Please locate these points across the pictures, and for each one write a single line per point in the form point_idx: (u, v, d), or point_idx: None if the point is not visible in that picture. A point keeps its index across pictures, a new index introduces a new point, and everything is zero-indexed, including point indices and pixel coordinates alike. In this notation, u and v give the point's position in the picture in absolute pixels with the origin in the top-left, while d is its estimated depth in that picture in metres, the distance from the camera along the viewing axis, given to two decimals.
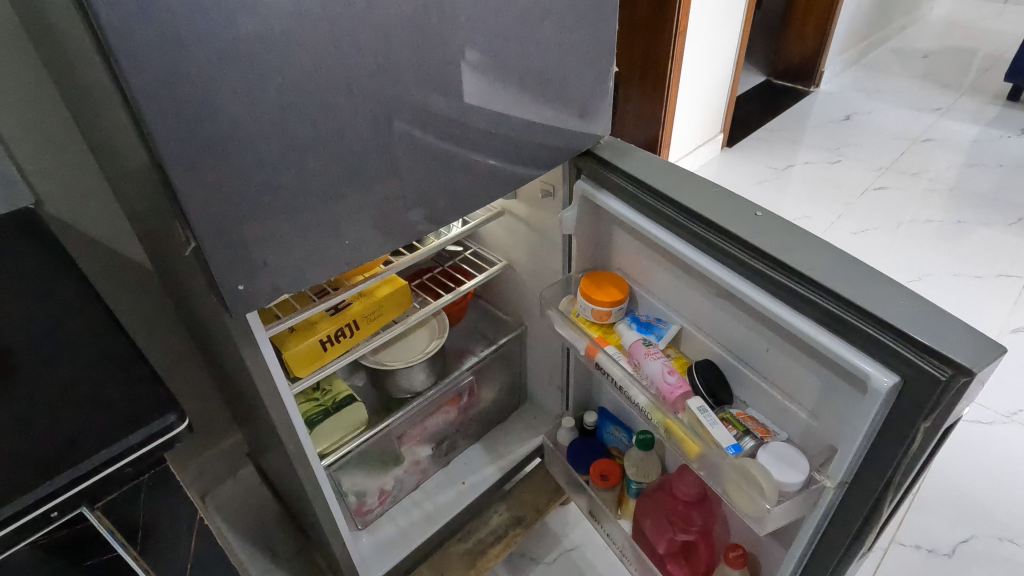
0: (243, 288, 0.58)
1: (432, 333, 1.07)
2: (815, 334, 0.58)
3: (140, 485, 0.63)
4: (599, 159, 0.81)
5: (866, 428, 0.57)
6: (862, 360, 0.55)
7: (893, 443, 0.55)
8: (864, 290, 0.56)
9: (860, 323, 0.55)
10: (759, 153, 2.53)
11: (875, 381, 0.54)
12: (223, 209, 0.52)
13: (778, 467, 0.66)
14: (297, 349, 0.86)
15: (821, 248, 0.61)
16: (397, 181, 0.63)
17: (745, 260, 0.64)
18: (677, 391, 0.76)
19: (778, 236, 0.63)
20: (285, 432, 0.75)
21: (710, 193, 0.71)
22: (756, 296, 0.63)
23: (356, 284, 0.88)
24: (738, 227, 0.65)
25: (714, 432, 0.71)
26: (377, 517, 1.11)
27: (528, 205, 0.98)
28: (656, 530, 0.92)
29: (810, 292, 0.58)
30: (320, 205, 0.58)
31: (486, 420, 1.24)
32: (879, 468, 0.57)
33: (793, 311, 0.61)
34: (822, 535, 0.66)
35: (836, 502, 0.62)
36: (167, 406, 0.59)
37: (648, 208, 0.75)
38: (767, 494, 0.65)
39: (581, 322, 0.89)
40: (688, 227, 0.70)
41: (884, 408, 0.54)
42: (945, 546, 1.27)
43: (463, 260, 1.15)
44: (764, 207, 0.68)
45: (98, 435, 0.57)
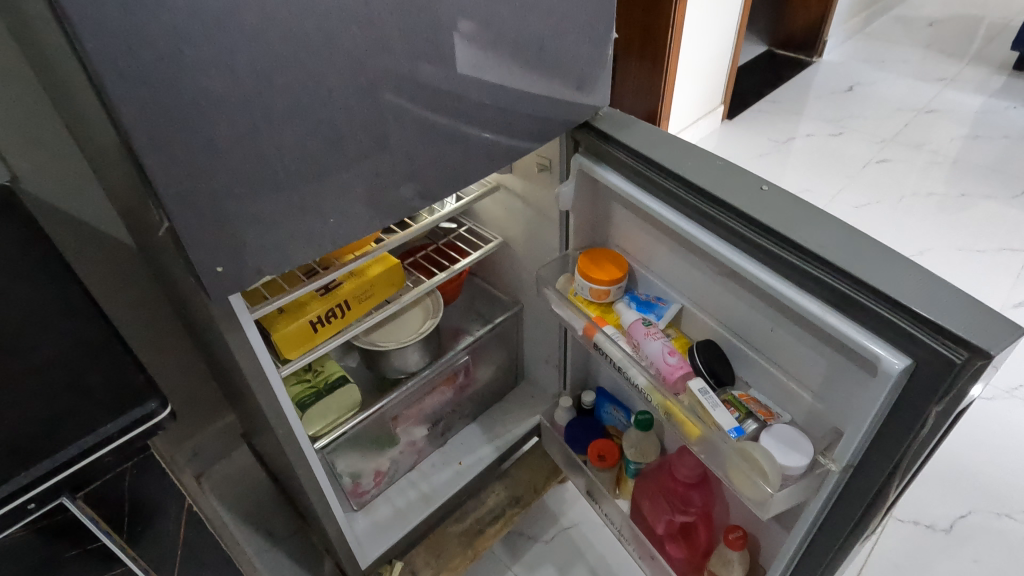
0: (222, 270, 0.54)
1: (427, 313, 1.04)
2: (822, 315, 0.56)
3: (125, 472, 0.62)
4: (597, 131, 0.77)
5: (874, 411, 0.55)
6: (872, 341, 0.53)
7: (903, 427, 0.53)
8: (876, 269, 0.53)
9: (871, 303, 0.52)
10: (760, 126, 2.48)
11: (885, 364, 0.51)
12: (200, 186, 0.49)
13: (781, 449, 0.65)
14: (286, 332, 0.83)
15: (831, 223, 0.58)
16: (386, 156, 0.60)
17: (750, 236, 0.61)
18: (678, 372, 0.74)
19: (785, 211, 0.60)
20: (275, 417, 0.73)
21: (714, 167, 0.68)
22: (761, 274, 0.61)
23: (347, 263, 0.85)
24: (743, 202, 0.62)
25: (715, 415, 0.69)
26: (373, 498, 1.10)
27: (524, 180, 0.95)
28: (654, 510, 0.91)
29: (818, 270, 0.56)
30: (304, 181, 0.55)
31: (482, 399, 1.23)
32: (886, 451, 0.55)
33: (800, 290, 0.58)
34: (823, 518, 0.65)
35: (840, 485, 0.61)
36: (150, 392, 0.59)
37: (649, 183, 0.72)
38: (770, 479, 0.63)
39: (578, 301, 0.86)
40: (691, 201, 0.67)
41: (893, 391, 0.52)
42: (943, 522, 1.27)
43: (457, 237, 1.11)
44: (770, 180, 0.65)
45: (80, 421, 0.56)
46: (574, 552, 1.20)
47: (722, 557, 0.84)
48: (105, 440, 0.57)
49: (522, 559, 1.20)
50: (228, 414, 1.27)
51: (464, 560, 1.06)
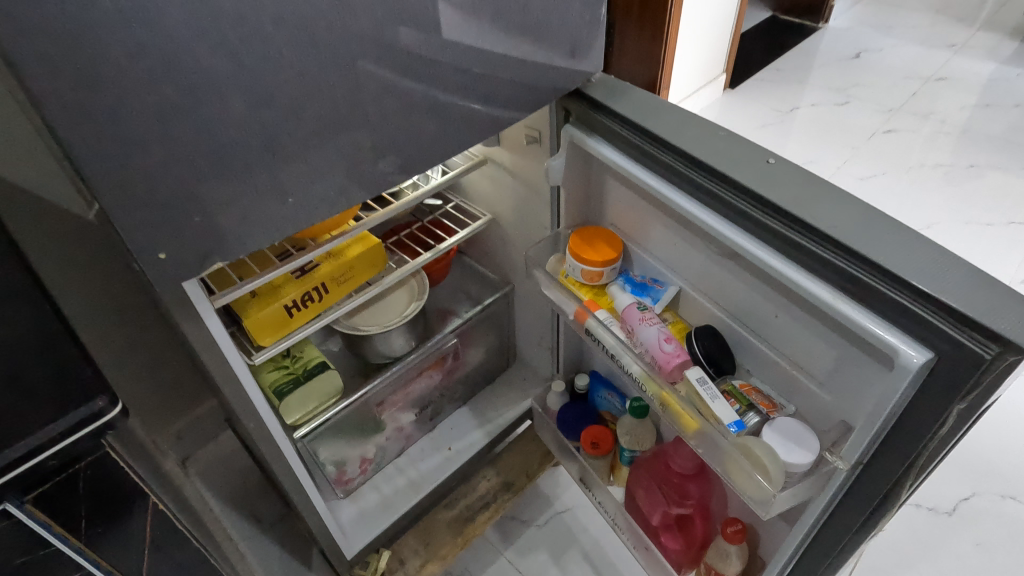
0: (165, 256, 0.48)
1: (412, 294, 0.99)
2: (833, 302, 0.51)
3: (78, 473, 0.57)
4: (588, 99, 0.71)
5: (888, 408, 0.50)
6: (889, 332, 0.48)
7: (921, 425, 0.49)
8: (896, 252, 0.48)
9: (890, 290, 0.47)
10: (764, 95, 2.39)
11: (903, 357, 0.46)
12: (138, 164, 0.43)
13: (785, 446, 0.61)
14: (259, 317, 0.78)
15: (845, 200, 0.53)
16: (357, 130, 0.54)
17: (755, 215, 0.56)
18: (675, 360, 0.68)
19: (795, 188, 0.55)
20: (245, 410, 0.68)
21: (716, 137, 0.62)
22: (764, 256, 0.55)
23: (323, 244, 0.80)
24: (748, 177, 0.56)
25: (715, 408, 0.64)
26: (360, 486, 1.06)
27: (512, 153, 0.89)
28: (648, 502, 0.88)
29: (830, 253, 0.51)
30: (262, 158, 0.49)
31: (472, 382, 1.19)
32: (901, 450, 0.51)
33: (809, 275, 0.53)
34: (829, 515, 0.61)
35: (847, 484, 0.57)
36: (96, 388, 0.53)
37: (643, 156, 0.66)
38: (773, 478, 0.59)
39: (570, 283, 0.81)
40: (690, 176, 0.61)
41: (911, 387, 0.48)
42: (946, 504, 1.24)
43: (443, 214, 1.05)
44: (777, 152, 0.59)
45: (16, 423, 0.50)
46: (567, 537, 1.18)
47: (720, 550, 0.80)
48: (48, 441, 0.52)
49: (514, 544, 1.18)
50: (211, 398, 1.23)
51: (453, 548, 1.03)
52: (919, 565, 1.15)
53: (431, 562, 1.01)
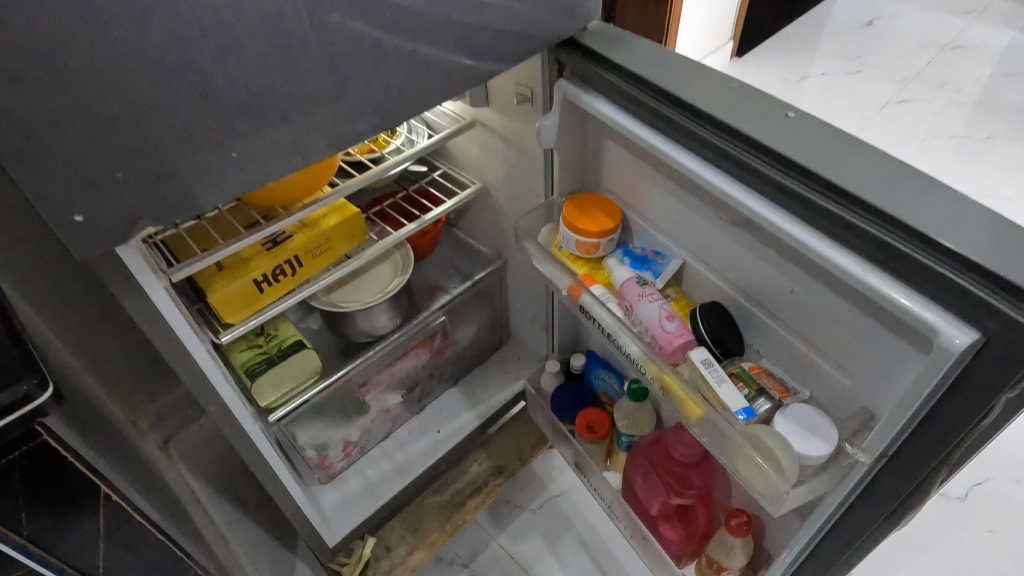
0: (82, 219, 0.41)
1: (396, 268, 0.92)
2: (860, 274, 0.44)
3: (12, 463, 0.52)
4: (584, 49, 0.64)
5: (920, 396, 0.44)
6: (925, 308, 0.42)
7: (961, 416, 0.43)
8: (939, 218, 0.42)
9: (930, 260, 0.41)
10: (772, 63, 2.28)
11: (942, 338, 0.40)
12: (47, 110, 0.36)
13: (799, 436, 0.55)
14: (226, 293, 0.72)
15: (878, 161, 0.47)
16: (325, 85, 0.47)
17: (772, 177, 0.49)
18: (678, 340, 0.63)
19: (819, 146, 0.48)
20: (208, 393, 0.63)
21: (728, 91, 0.55)
22: (780, 222, 0.49)
23: (295, 213, 0.73)
24: (764, 134, 0.50)
25: (722, 393, 0.58)
26: (343, 470, 1.01)
27: (502, 114, 0.82)
28: (646, 491, 0.83)
29: (859, 220, 0.44)
30: (209, 113, 0.42)
31: (463, 361, 1.13)
32: (933, 443, 0.45)
33: (833, 244, 0.46)
34: (845, 509, 0.56)
35: (868, 477, 0.51)
36: (22, 370, 0.47)
37: (644, 112, 0.59)
38: (786, 474, 0.54)
39: (563, 256, 0.74)
40: (697, 133, 0.54)
41: (949, 373, 0.42)
42: (957, 490, 1.19)
43: (430, 183, 0.98)
44: (797, 106, 0.53)
45: None
46: (563, 522, 1.13)
47: (722, 541, 0.77)
48: None
49: (508, 528, 1.13)
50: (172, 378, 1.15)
51: (442, 535, 0.98)
52: (931, 554, 1.10)
53: (420, 549, 0.97)
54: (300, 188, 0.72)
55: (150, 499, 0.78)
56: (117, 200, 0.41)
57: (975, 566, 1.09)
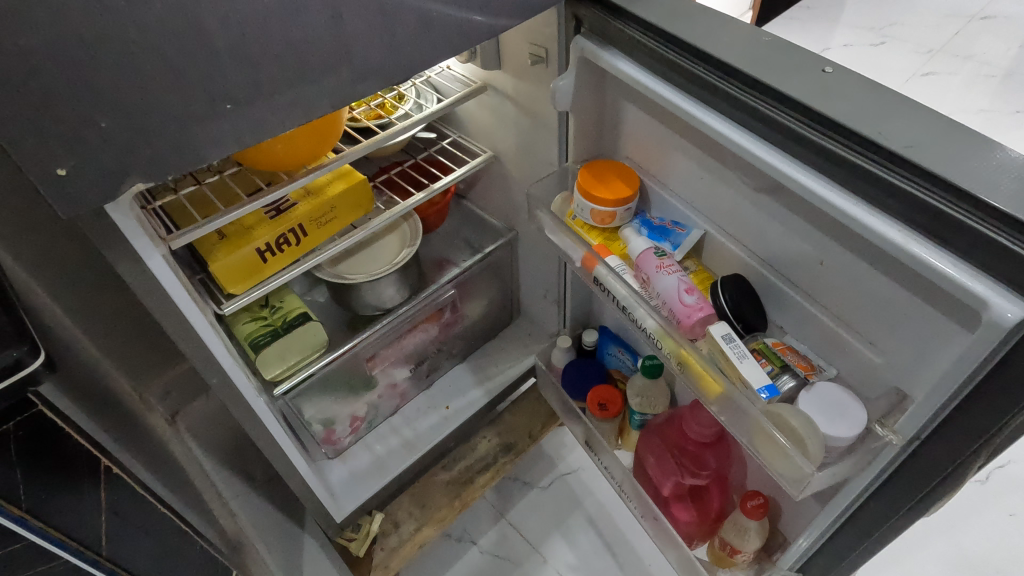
0: (66, 173, 0.38)
1: (404, 240, 0.89)
2: (903, 242, 0.41)
3: (7, 435, 0.50)
4: (605, 4, 0.59)
5: (964, 375, 0.41)
6: (974, 279, 0.38)
7: (1005, 396, 0.39)
8: (994, 179, 0.38)
9: (982, 226, 0.37)
10: (792, 35, 2.20)
11: (993, 312, 0.37)
12: (27, 51, 0.33)
13: (824, 415, 0.53)
14: (227, 263, 0.70)
15: (926, 119, 0.43)
16: (330, 35, 0.44)
17: (806, 137, 0.45)
18: (697, 315, 0.60)
19: (856, 102, 0.45)
20: (210, 364, 0.60)
21: (755, 45, 0.51)
22: (813, 187, 0.45)
23: (297, 180, 0.70)
24: (797, 90, 0.46)
25: (743, 370, 0.56)
26: (350, 445, 1.00)
27: (515, 77, 0.78)
28: (659, 471, 0.81)
29: (904, 181, 0.40)
30: (205, 61, 0.39)
31: (472, 337, 1.11)
32: (976, 424, 0.42)
33: (870, 209, 0.43)
34: (874, 490, 0.54)
35: (899, 458, 0.49)
36: (11, 338, 0.45)
37: (668, 70, 0.55)
38: (811, 456, 0.52)
39: (578, 226, 0.71)
40: (725, 91, 0.50)
41: (998, 352, 0.39)
42: (978, 472, 1.16)
43: (439, 151, 0.95)
44: (834, 61, 0.49)
45: None
46: (573, 501, 1.12)
47: (737, 525, 0.74)
48: None
49: (517, 506, 1.12)
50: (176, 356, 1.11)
51: (451, 511, 0.97)
52: (951, 540, 1.08)
53: (428, 525, 0.95)
54: (303, 152, 0.69)
55: (154, 472, 0.77)
56: (101, 150, 0.38)
57: (997, 550, 1.06)
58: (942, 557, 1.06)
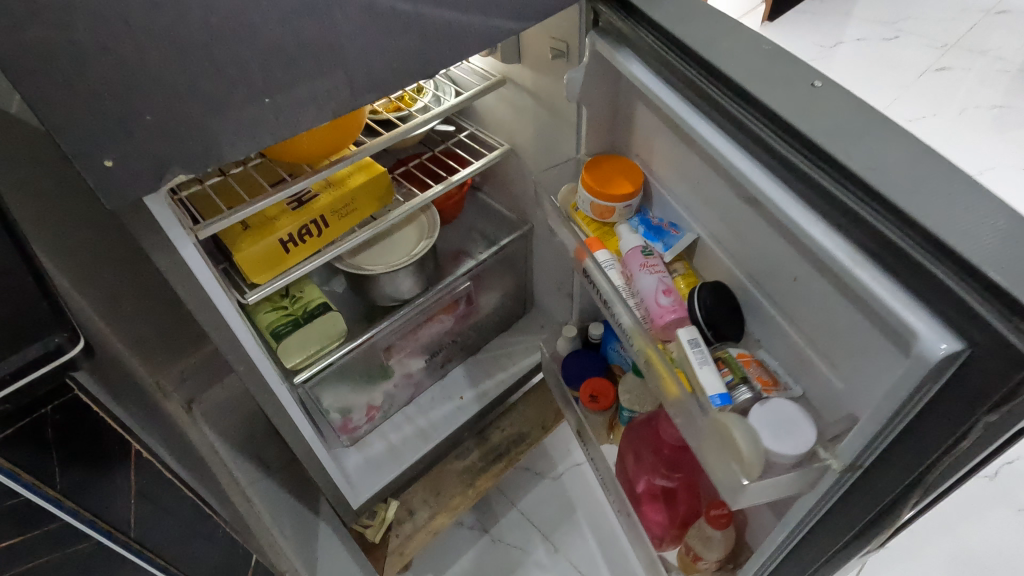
0: (112, 166, 0.39)
1: (422, 232, 0.90)
2: (849, 265, 0.42)
3: (45, 418, 0.51)
4: (622, 4, 0.60)
5: (900, 401, 0.42)
6: (909, 311, 0.39)
7: (942, 427, 0.40)
8: (946, 211, 0.39)
9: (925, 258, 0.38)
10: (805, 27, 2.19)
11: (925, 345, 0.38)
12: (81, 45, 0.34)
13: (771, 431, 0.53)
14: (251, 253, 0.71)
15: (897, 143, 0.44)
16: (365, 30, 0.44)
17: (781, 150, 0.47)
18: (669, 316, 0.63)
19: (835, 118, 0.46)
20: (234, 352, 0.62)
21: (756, 51, 0.52)
22: (778, 199, 0.47)
23: (320, 171, 0.71)
24: (779, 103, 0.47)
25: (703, 376, 0.58)
26: (367, 434, 1.01)
27: (534, 72, 0.79)
28: (635, 468, 0.85)
29: (860, 204, 0.42)
30: (246, 57, 0.40)
31: (487, 328, 1.12)
32: (915, 453, 0.43)
33: (828, 229, 0.44)
34: (824, 511, 0.55)
35: (843, 483, 0.50)
36: (53, 323, 0.46)
37: (669, 72, 0.56)
38: (748, 467, 0.52)
39: (580, 217, 0.73)
40: (715, 97, 0.51)
41: (934, 384, 0.40)
42: (987, 468, 1.16)
43: (456, 143, 0.96)
44: (824, 74, 0.50)
45: None
46: (583, 492, 1.13)
47: (701, 533, 0.77)
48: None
49: (528, 495, 1.13)
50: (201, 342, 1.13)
51: (465, 500, 0.99)
52: (951, 535, 1.09)
53: (442, 513, 0.97)
54: (326, 145, 0.70)
55: (177, 456, 0.78)
56: (145, 142, 0.39)
57: (998, 548, 1.07)
58: (946, 553, 1.07)
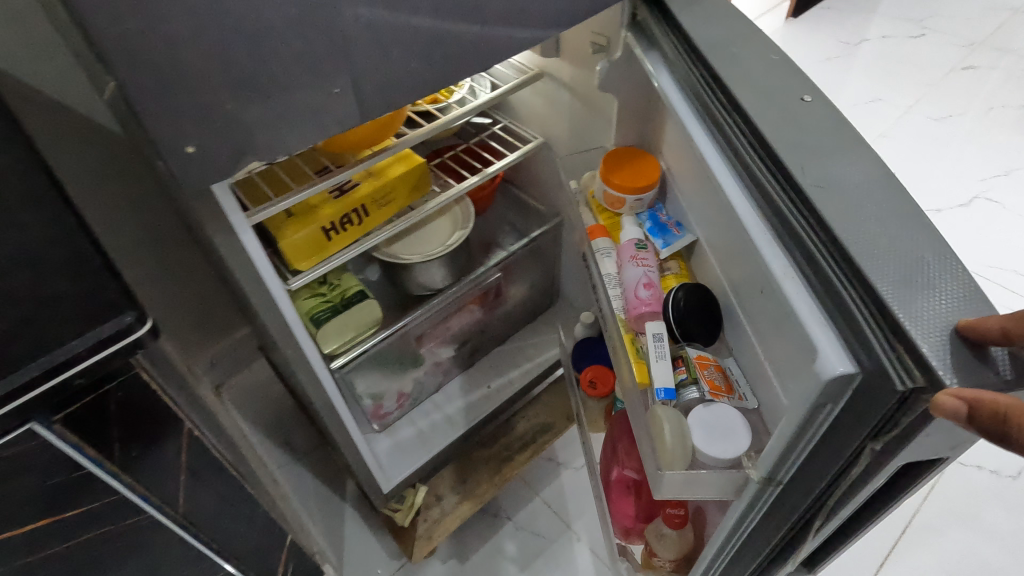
0: (194, 151, 0.41)
1: (456, 222, 0.92)
2: (782, 277, 0.46)
3: (109, 395, 0.52)
4: (662, 10, 0.63)
5: (805, 417, 0.45)
6: (821, 331, 0.43)
7: (834, 451, 0.44)
8: (876, 238, 0.42)
9: (844, 283, 0.42)
10: (830, 23, 2.17)
11: (825, 364, 0.41)
12: (177, 34, 0.36)
13: (705, 433, 0.58)
14: (296, 241, 0.72)
15: (859, 168, 0.47)
16: (434, 24, 0.45)
17: (749, 162, 0.50)
18: (643, 309, 0.67)
19: (808, 137, 0.49)
20: (283, 336, 0.64)
21: (766, 63, 0.55)
22: (738, 206, 0.50)
23: (364, 162, 0.72)
24: (761, 116, 0.51)
25: (656, 369, 0.63)
26: (396, 420, 1.03)
27: (573, 66, 0.79)
28: (610, 456, 0.86)
29: (802, 222, 0.45)
30: (324, 49, 0.41)
31: (515, 319, 1.14)
32: (819, 475, 0.46)
33: (771, 242, 0.48)
34: (745, 522, 0.59)
35: (768, 496, 0.53)
36: (123, 304, 0.47)
37: (681, 76, 0.60)
38: (668, 458, 0.59)
39: (596, 203, 0.80)
40: (712, 102, 0.55)
41: (832, 410, 0.43)
42: (1010, 469, 1.24)
43: (491, 135, 0.97)
44: (816, 91, 0.52)
45: (29, 350, 0.44)
46: None
47: (657, 530, 0.79)
48: (72, 359, 0.45)
49: (551, 484, 1.15)
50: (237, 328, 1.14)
51: (491, 488, 1.00)
52: (974, 529, 1.17)
53: (469, 499, 0.99)
54: (369, 136, 0.71)
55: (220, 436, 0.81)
56: (226, 129, 0.41)
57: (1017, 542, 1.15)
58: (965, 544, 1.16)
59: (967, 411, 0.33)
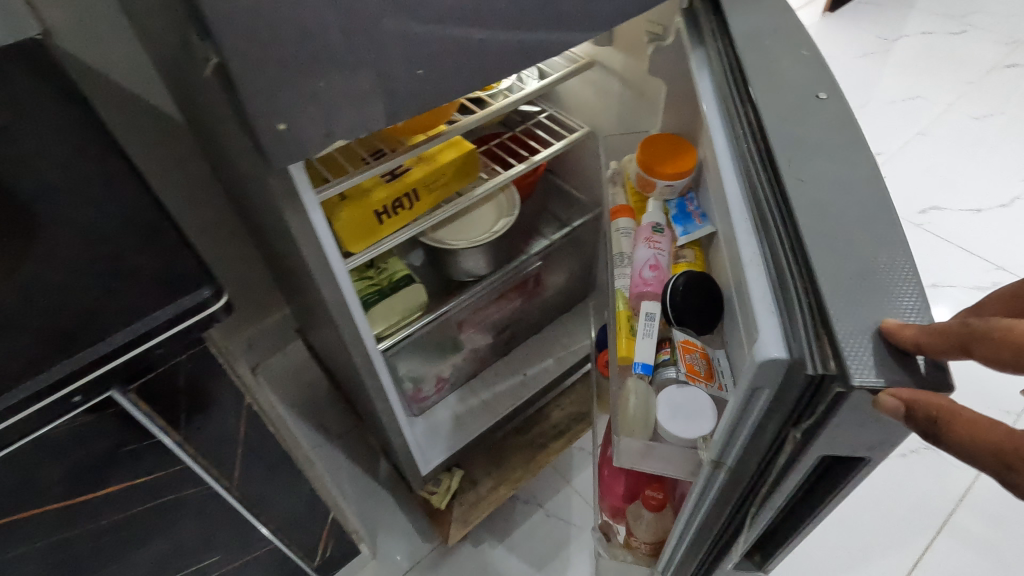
0: (284, 128, 0.42)
1: (500, 210, 0.93)
2: (751, 262, 0.46)
3: (178, 367, 0.53)
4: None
5: (740, 402, 0.46)
6: (768, 317, 0.43)
7: (768, 432, 0.45)
8: (838, 235, 0.42)
9: (795, 274, 0.43)
10: (867, 18, 2.14)
11: (762, 348, 0.42)
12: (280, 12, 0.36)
13: (671, 412, 0.62)
14: (349, 224, 0.73)
15: (851, 168, 0.46)
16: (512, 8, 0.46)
17: (750, 150, 0.51)
18: (645, 288, 0.72)
19: (806, 133, 0.49)
20: (340, 315, 0.65)
21: (796, 58, 0.55)
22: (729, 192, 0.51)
23: (419, 147, 0.73)
24: (770, 106, 0.51)
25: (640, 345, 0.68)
26: (433, 404, 1.05)
27: (626, 55, 0.79)
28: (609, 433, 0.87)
29: (775, 213, 0.46)
30: (410, 31, 0.42)
31: (551, 308, 1.14)
32: (760, 458, 0.48)
33: (747, 229, 0.48)
34: (691, 511, 0.60)
35: (714, 484, 0.54)
36: (201, 276, 0.47)
37: (711, 64, 0.60)
38: (629, 426, 0.66)
39: (629, 183, 0.83)
40: (734, 91, 0.55)
41: (764, 395, 0.44)
42: None
43: (536, 124, 0.97)
44: (832, 89, 0.52)
45: (108, 318, 0.44)
46: None
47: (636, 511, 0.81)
48: (151, 331, 0.45)
49: (580, 473, 1.16)
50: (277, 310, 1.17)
51: (525, 474, 1.01)
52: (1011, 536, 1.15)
53: (505, 484, 1.00)
54: (425, 122, 0.72)
55: None
56: (313, 106, 0.42)
57: None
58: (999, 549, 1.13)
59: (903, 409, 0.35)
